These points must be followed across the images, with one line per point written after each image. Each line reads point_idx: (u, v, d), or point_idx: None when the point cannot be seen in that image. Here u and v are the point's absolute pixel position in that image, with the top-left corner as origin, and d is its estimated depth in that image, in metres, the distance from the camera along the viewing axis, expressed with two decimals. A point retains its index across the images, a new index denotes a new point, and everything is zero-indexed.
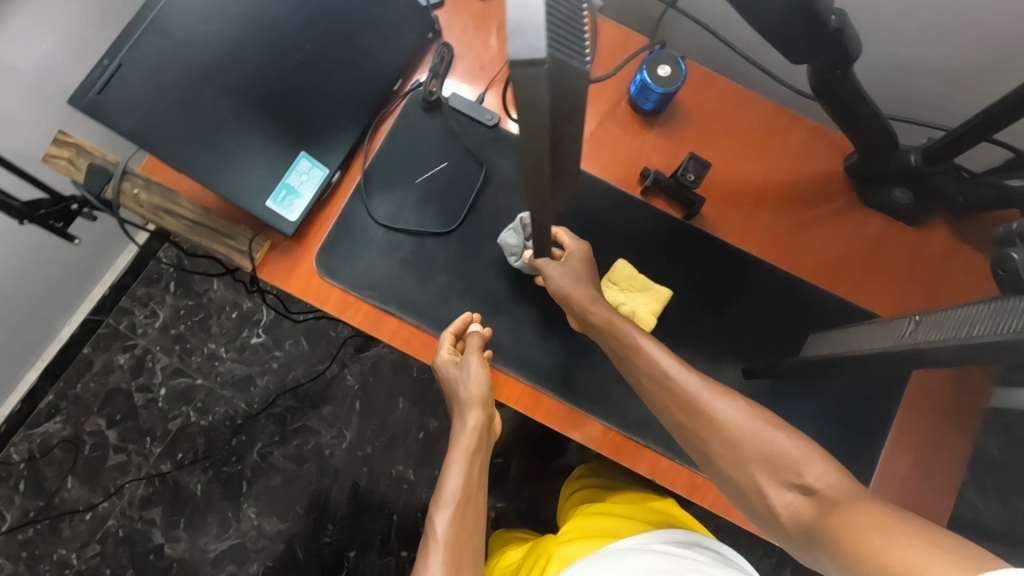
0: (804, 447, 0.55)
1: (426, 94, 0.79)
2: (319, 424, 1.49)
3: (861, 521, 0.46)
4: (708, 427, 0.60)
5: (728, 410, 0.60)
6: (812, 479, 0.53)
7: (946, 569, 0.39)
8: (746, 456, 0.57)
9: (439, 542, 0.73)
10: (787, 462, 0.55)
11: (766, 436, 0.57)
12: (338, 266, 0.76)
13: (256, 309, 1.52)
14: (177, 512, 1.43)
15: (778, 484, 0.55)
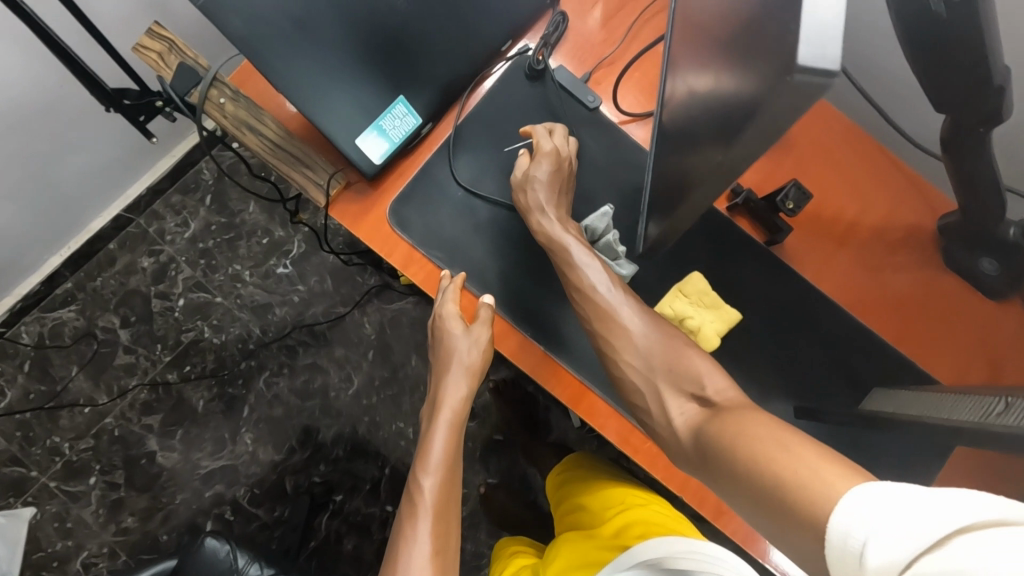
0: (709, 363, 0.62)
1: (533, 62, 0.76)
2: (330, 364, 1.48)
3: (748, 424, 0.53)
4: (625, 344, 0.66)
5: (652, 328, 0.66)
6: (710, 391, 0.61)
7: (812, 458, 0.46)
8: (653, 367, 0.64)
9: (427, 506, 0.75)
10: (690, 382, 0.62)
11: (677, 355, 0.64)
12: (411, 220, 0.74)
13: (288, 239, 1.50)
14: (174, 422, 1.43)
15: (679, 393, 0.63)
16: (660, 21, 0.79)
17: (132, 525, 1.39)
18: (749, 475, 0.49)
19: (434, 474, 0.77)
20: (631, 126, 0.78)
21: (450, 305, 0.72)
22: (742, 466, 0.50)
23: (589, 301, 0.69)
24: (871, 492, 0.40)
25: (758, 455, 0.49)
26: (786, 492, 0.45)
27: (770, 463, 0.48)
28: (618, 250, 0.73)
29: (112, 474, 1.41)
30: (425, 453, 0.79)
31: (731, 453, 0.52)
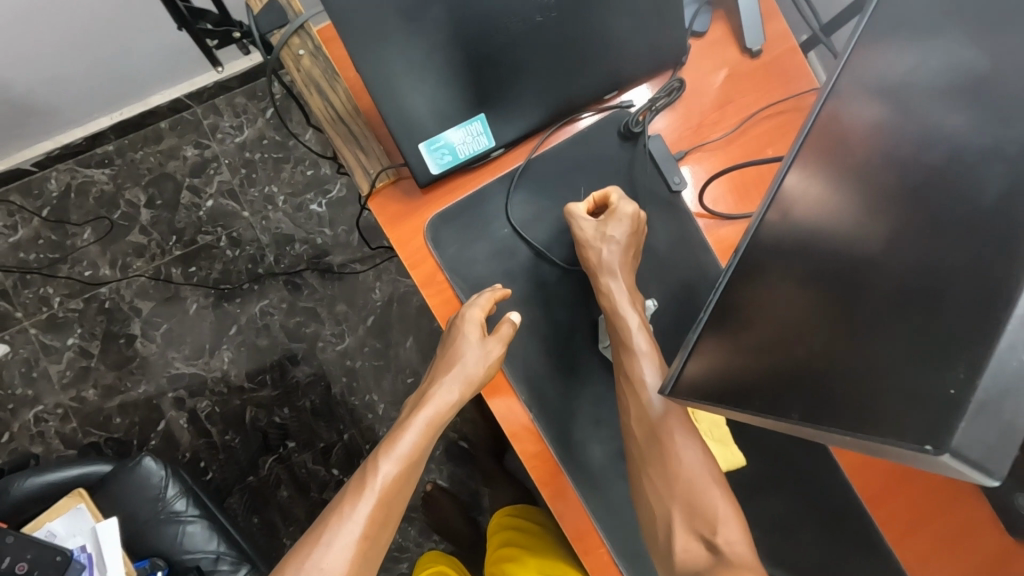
0: (730, 510, 0.61)
1: (631, 122, 0.69)
2: (327, 316, 1.45)
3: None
4: (654, 458, 0.64)
5: (689, 453, 0.64)
6: (721, 542, 0.60)
7: None
8: (674, 493, 0.63)
9: (374, 492, 0.70)
10: (705, 521, 0.61)
11: (704, 494, 0.62)
12: (446, 241, 0.69)
13: (331, 179, 1.46)
14: (162, 316, 1.43)
15: (689, 528, 0.62)
16: (780, 125, 0.72)
17: (91, 398, 1.40)
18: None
19: (393, 465, 0.72)
20: (705, 222, 0.71)
21: (476, 311, 0.65)
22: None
23: (635, 401, 0.65)
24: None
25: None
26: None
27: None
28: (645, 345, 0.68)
29: (89, 342, 1.41)
30: (394, 438, 0.74)
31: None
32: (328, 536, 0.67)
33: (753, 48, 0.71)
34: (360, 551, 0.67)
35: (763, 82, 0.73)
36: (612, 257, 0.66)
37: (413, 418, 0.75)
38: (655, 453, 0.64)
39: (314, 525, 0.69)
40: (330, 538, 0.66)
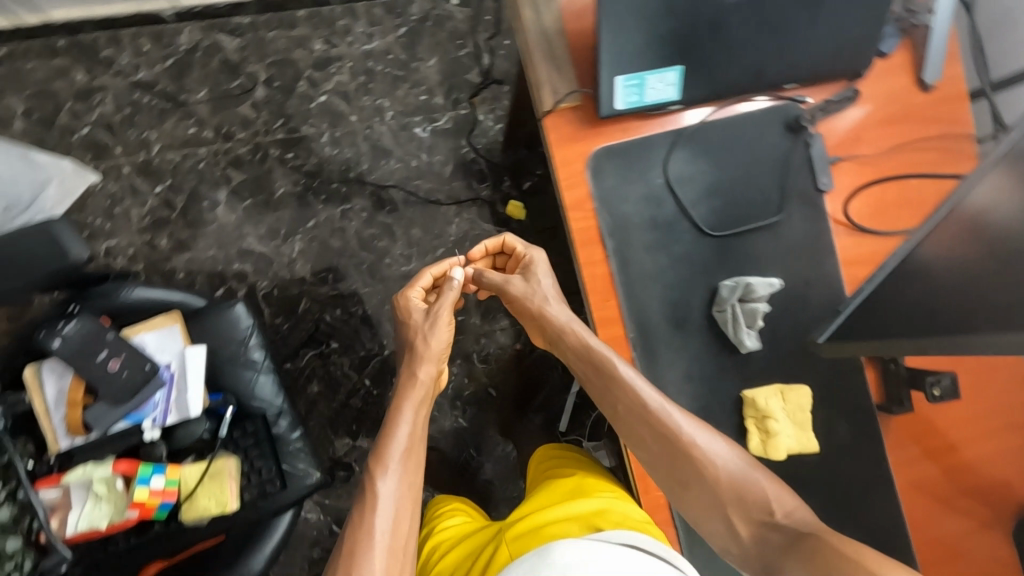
0: (773, 486, 0.68)
1: (801, 116, 0.74)
2: (401, 236, 1.50)
3: (834, 553, 0.60)
4: (691, 471, 0.69)
5: (711, 444, 0.69)
6: (781, 515, 0.67)
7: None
8: (723, 493, 0.68)
9: (381, 497, 0.79)
10: (759, 503, 0.67)
11: (745, 477, 0.68)
12: (604, 173, 0.73)
13: (441, 109, 1.51)
14: (249, 190, 1.47)
15: (749, 516, 0.67)
16: (931, 158, 0.76)
17: (162, 248, 1.45)
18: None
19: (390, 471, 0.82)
20: (837, 228, 0.76)
21: (416, 291, 0.99)
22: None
23: (644, 423, 0.70)
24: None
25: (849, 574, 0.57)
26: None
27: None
28: (757, 320, 0.72)
29: (175, 195, 1.46)
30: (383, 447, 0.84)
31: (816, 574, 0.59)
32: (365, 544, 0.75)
33: (929, 81, 0.75)
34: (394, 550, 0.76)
35: (927, 115, 0.77)
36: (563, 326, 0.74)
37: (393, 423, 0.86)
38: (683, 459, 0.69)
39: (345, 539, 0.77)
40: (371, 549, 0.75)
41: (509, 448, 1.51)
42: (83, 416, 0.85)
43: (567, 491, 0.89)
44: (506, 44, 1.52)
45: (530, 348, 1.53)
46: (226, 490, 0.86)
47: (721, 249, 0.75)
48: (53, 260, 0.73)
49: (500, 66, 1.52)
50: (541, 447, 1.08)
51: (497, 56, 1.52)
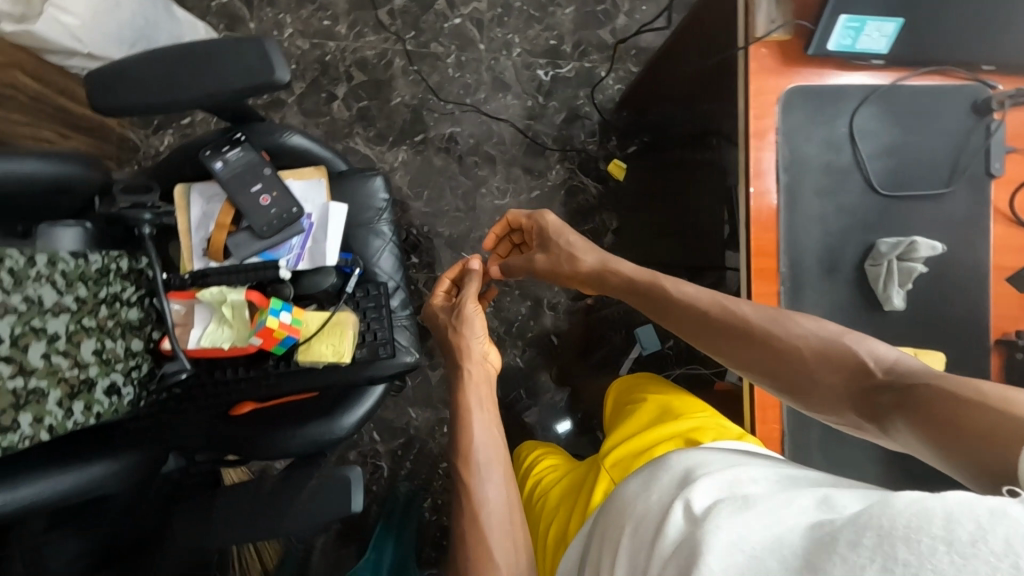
0: (872, 347, 0.64)
1: (991, 99, 0.76)
2: (501, 170, 1.53)
3: (929, 391, 0.55)
4: (782, 364, 0.68)
5: (794, 325, 0.70)
6: (882, 373, 0.62)
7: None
8: (816, 368, 0.66)
9: (484, 496, 0.85)
10: (855, 366, 0.64)
11: (836, 346, 0.66)
12: (793, 110, 0.76)
13: (567, 58, 1.54)
14: (367, 93, 1.50)
15: (851, 384, 0.64)
16: None
17: None
18: (939, 438, 0.51)
19: (472, 459, 0.87)
20: (997, 213, 0.78)
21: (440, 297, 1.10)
22: (929, 416, 0.53)
23: (732, 344, 0.73)
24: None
25: (962, 412, 0.51)
26: (956, 434, 0.50)
27: (955, 413, 0.51)
28: (909, 280, 0.75)
29: (296, 81, 1.48)
30: (461, 440, 0.89)
31: (912, 415, 0.55)
32: (474, 533, 0.82)
33: None
34: (501, 531, 0.82)
35: None
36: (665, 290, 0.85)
37: (460, 425, 0.91)
38: (772, 355, 0.70)
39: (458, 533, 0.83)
40: (481, 538, 0.81)
41: (558, 397, 1.54)
42: (225, 241, 0.88)
43: (663, 413, 1.05)
44: (643, 9, 1.55)
45: (599, 306, 1.56)
46: (346, 339, 0.89)
47: (886, 207, 0.77)
48: (257, 77, 0.75)
49: (632, 29, 1.54)
50: (615, 384, 1.26)
51: (632, 19, 1.54)
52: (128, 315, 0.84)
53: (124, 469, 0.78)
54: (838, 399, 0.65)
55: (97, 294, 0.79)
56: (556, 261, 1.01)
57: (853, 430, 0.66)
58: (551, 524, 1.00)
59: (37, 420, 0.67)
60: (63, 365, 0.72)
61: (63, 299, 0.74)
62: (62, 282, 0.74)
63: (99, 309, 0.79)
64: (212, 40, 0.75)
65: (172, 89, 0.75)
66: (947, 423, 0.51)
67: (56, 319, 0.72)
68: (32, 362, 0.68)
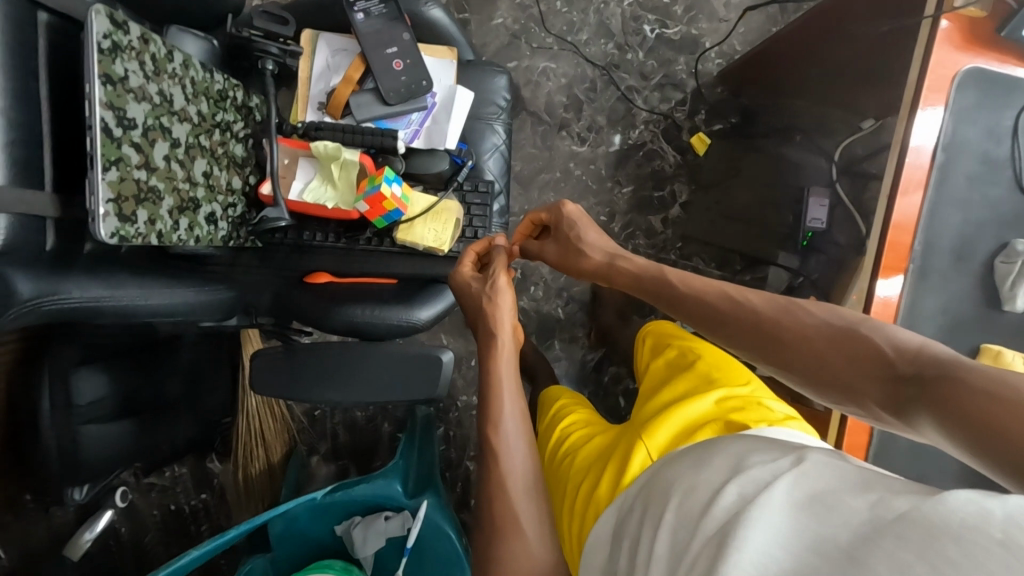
0: (894, 332, 0.55)
1: None
2: (585, 118, 1.50)
3: (961, 387, 0.46)
4: (797, 358, 0.60)
5: (804, 315, 0.61)
6: (902, 361, 0.52)
7: None
8: (829, 361, 0.57)
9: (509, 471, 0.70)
10: (876, 359, 0.54)
11: (854, 331, 0.57)
12: (967, 92, 0.75)
13: (676, 19, 1.50)
14: (470, 5, 1.45)
15: (869, 375, 0.54)
16: None
17: None
18: (979, 446, 0.42)
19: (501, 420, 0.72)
20: None
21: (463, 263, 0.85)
22: (961, 419, 0.44)
23: (743, 341, 0.65)
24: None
25: (986, 410, 0.43)
26: (999, 446, 0.41)
27: (991, 418, 0.42)
28: None
29: None
30: (487, 404, 0.74)
31: (940, 411, 0.46)
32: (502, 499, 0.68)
33: None
34: (531, 491, 0.70)
35: None
36: (658, 273, 0.77)
37: (491, 379, 0.75)
38: (782, 349, 0.61)
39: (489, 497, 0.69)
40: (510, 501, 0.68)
41: (589, 356, 1.54)
42: (348, 98, 0.84)
43: (700, 382, 0.87)
44: None
45: None
46: (449, 227, 0.86)
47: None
48: None
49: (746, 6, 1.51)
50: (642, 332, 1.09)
51: None
52: (235, 150, 0.79)
53: (208, 301, 0.75)
54: (862, 394, 0.55)
55: (214, 116, 0.74)
56: (567, 251, 0.89)
57: (883, 425, 0.56)
58: (578, 490, 0.79)
59: (150, 222, 0.62)
60: (178, 175, 0.67)
61: (188, 107, 0.68)
62: (190, 90, 0.69)
63: (214, 132, 0.74)
64: None
65: None
66: (968, 422, 0.44)
67: (180, 126, 0.67)
68: (156, 160, 0.63)
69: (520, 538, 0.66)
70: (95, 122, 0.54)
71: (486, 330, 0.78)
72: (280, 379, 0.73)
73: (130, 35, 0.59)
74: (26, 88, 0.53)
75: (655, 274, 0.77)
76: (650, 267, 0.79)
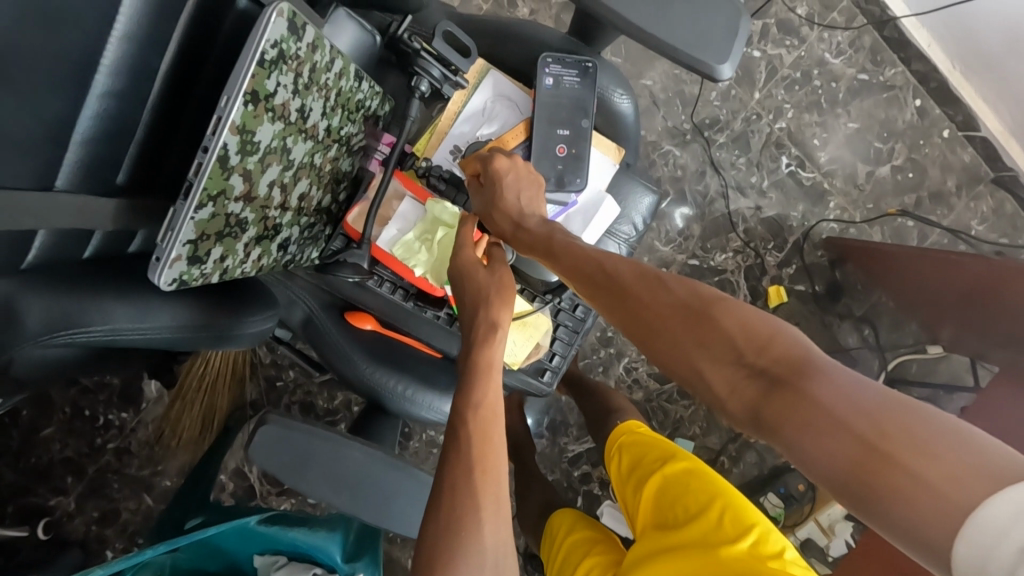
0: (749, 319, 0.46)
1: None
2: (683, 219, 1.38)
3: (834, 415, 0.39)
4: (650, 337, 0.50)
5: (661, 286, 0.51)
6: (758, 357, 0.45)
7: (962, 468, 0.34)
8: (682, 348, 0.48)
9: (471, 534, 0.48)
10: (727, 349, 0.46)
11: (710, 313, 0.48)
12: None
13: (816, 164, 1.39)
14: (627, 54, 1.30)
15: (724, 369, 0.46)
16: None
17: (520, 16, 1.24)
18: (865, 495, 0.37)
19: (488, 409, 0.54)
20: None
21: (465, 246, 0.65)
22: (841, 461, 0.38)
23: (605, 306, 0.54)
24: (991, 528, 0.32)
25: (868, 461, 0.37)
26: (870, 500, 0.37)
27: (855, 455, 0.38)
28: None
29: None
30: (465, 388, 0.55)
31: (810, 442, 0.40)
32: (467, 488, 0.50)
33: None
34: (497, 541, 0.49)
35: None
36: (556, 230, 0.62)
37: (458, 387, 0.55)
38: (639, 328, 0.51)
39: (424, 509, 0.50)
40: (474, 497, 0.50)
41: (569, 447, 1.45)
42: None
43: (708, 536, 0.67)
44: (910, 174, 1.41)
45: (662, 396, 1.46)
46: (529, 346, 0.75)
47: None
48: (701, 57, 0.59)
49: (886, 184, 1.41)
50: (622, 431, 0.89)
51: (893, 176, 1.41)
52: (341, 166, 0.64)
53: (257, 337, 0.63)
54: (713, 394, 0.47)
55: (340, 130, 0.59)
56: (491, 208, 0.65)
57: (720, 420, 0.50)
58: None
59: (221, 259, 0.48)
60: (274, 202, 0.53)
61: (320, 123, 0.54)
62: (331, 103, 0.54)
63: (331, 148, 0.59)
64: (720, 32, 0.59)
65: (656, 19, 0.58)
66: (848, 469, 0.38)
67: (302, 145, 0.52)
68: (260, 188, 0.49)
69: (476, 556, 0.48)
70: (215, 147, 0.41)
71: (485, 324, 0.59)
72: (283, 458, 0.61)
73: (301, 42, 0.44)
74: (142, 66, 0.40)
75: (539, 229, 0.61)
76: (540, 222, 0.63)
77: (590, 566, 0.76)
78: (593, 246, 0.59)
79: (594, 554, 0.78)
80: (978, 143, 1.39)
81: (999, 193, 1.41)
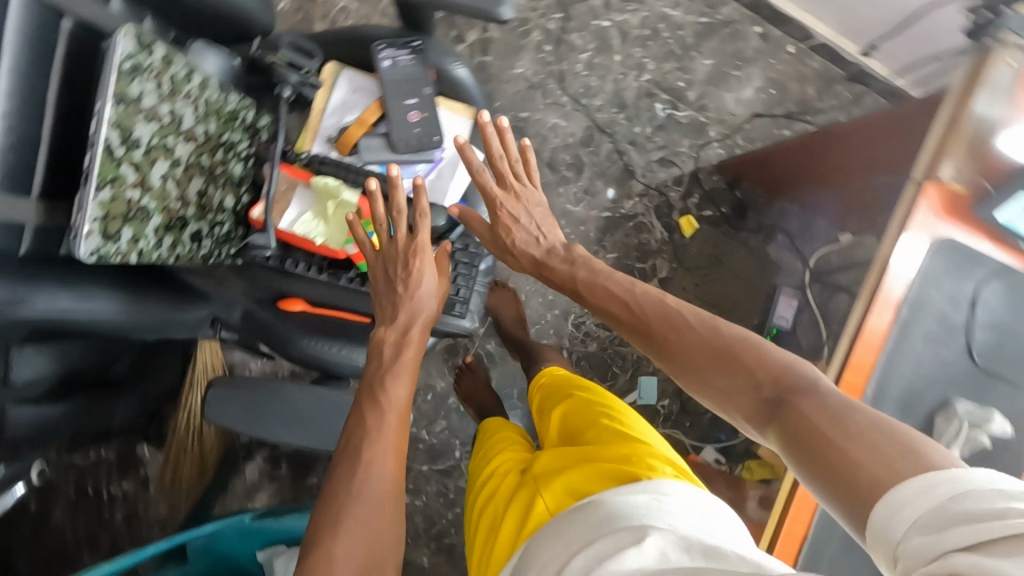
0: (771, 353, 0.63)
1: None
2: (586, 179, 1.52)
3: (818, 423, 0.55)
4: (689, 372, 0.68)
5: (705, 335, 0.68)
6: (770, 383, 0.61)
7: (897, 463, 0.48)
8: (715, 377, 0.65)
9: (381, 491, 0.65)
10: (750, 380, 0.63)
11: (736, 351, 0.65)
12: (942, 256, 0.82)
13: (688, 102, 1.56)
14: (494, 49, 1.48)
15: (744, 395, 0.63)
16: None
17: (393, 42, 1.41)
18: (826, 478, 0.52)
19: (403, 411, 0.71)
20: None
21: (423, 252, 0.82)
22: (814, 450, 0.53)
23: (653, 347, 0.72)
24: (899, 499, 0.45)
25: (833, 454, 0.52)
26: (826, 477, 0.51)
27: (824, 450, 0.53)
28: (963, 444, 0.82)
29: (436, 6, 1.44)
30: (391, 383, 0.72)
31: (797, 441, 0.55)
32: (382, 464, 0.66)
33: None
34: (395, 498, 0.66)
35: None
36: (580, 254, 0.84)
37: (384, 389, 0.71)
38: (682, 365, 0.69)
39: (342, 467, 0.65)
40: (385, 468, 0.66)
41: None
42: (358, 138, 0.86)
43: (602, 431, 0.78)
44: (772, 91, 1.58)
45: (616, 342, 1.57)
46: None
47: (974, 375, 0.84)
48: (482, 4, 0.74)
49: (754, 104, 1.58)
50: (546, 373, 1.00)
51: (758, 96, 1.58)
52: (235, 170, 0.78)
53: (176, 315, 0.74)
54: (738, 410, 0.63)
55: (221, 136, 0.73)
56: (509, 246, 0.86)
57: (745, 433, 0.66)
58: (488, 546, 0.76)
59: (134, 240, 0.61)
60: (172, 195, 0.66)
61: (196, 128, 0.68)
62: (201, 110, 0.68)
63: (217, 152, 0.73)
64: None
65: None
66: (817, 458, 0.53)
67: (184, 145, 0.66)
68: (152, 180, 0.62)
69: (379, 503, 0.64)
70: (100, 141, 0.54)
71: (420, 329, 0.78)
72: (239, 413, 0.72)
73: (153, 57, 0.59)
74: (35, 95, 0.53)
75: (569, 274, 0.83)
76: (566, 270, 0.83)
77: (508, 458, 0.85)
78: (625, 281, 0.80)
79: (511, 451, 0.87)
80: (820, 50, 1.58)
81: (854, 87, 1.58)
